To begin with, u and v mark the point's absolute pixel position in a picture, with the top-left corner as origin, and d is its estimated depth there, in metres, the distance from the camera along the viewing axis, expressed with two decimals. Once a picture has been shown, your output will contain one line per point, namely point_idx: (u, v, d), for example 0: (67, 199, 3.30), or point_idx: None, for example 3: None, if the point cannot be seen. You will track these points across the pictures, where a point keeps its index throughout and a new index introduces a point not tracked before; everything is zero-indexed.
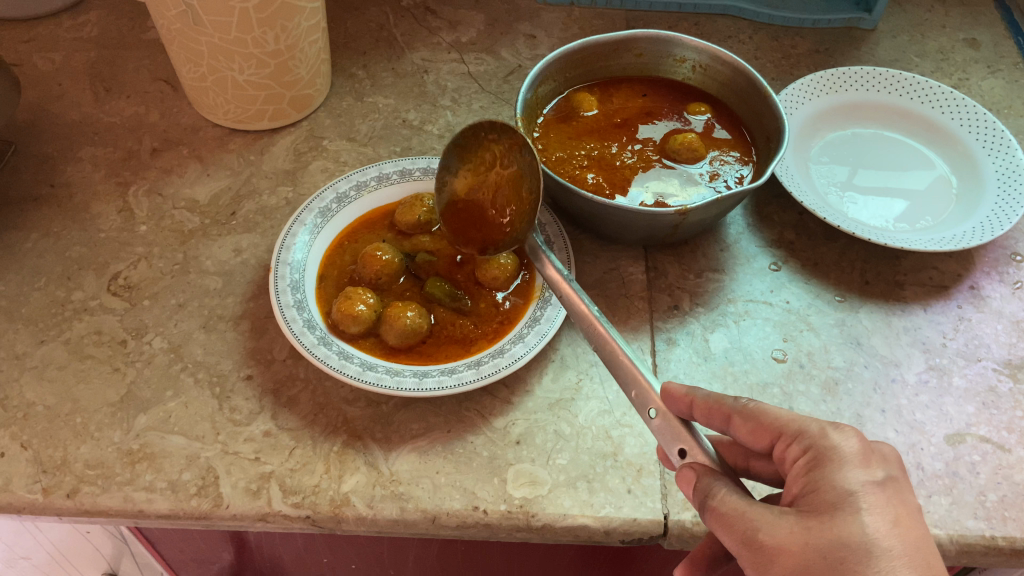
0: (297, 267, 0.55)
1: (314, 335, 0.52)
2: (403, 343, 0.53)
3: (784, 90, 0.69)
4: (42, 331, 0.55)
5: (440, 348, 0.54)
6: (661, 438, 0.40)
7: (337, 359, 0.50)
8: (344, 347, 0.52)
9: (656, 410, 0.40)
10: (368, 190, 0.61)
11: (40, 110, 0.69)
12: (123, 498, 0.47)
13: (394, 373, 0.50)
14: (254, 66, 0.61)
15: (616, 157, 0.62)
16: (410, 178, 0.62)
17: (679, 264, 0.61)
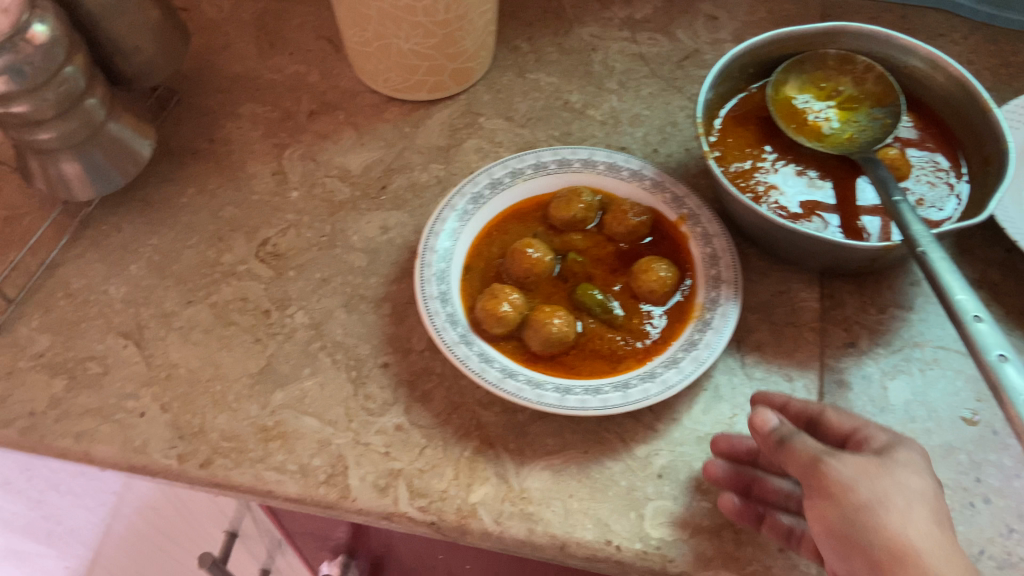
0: (443, 255, 0.53)
1: (455, 332, 0.49)
2: (546, 351, 0.49)
3: (1009, 103, 0.61)
4: (190, 291, 0.55)
5: (585, 361, 0.50)
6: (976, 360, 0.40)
7: (477, 362, 0.48)
8: (485, 349, 0.49)
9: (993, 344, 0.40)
10: (524, 177, 0.57)
11: (206, 60, 0.69)
12: (254, 475, 0.47)
13: (534, 385, 0.47)
14: (420, 35, 0.59)
15: (802, 167, 0.55)
16: (568, 169, 0.58)
17: (860, 295, 0.54)
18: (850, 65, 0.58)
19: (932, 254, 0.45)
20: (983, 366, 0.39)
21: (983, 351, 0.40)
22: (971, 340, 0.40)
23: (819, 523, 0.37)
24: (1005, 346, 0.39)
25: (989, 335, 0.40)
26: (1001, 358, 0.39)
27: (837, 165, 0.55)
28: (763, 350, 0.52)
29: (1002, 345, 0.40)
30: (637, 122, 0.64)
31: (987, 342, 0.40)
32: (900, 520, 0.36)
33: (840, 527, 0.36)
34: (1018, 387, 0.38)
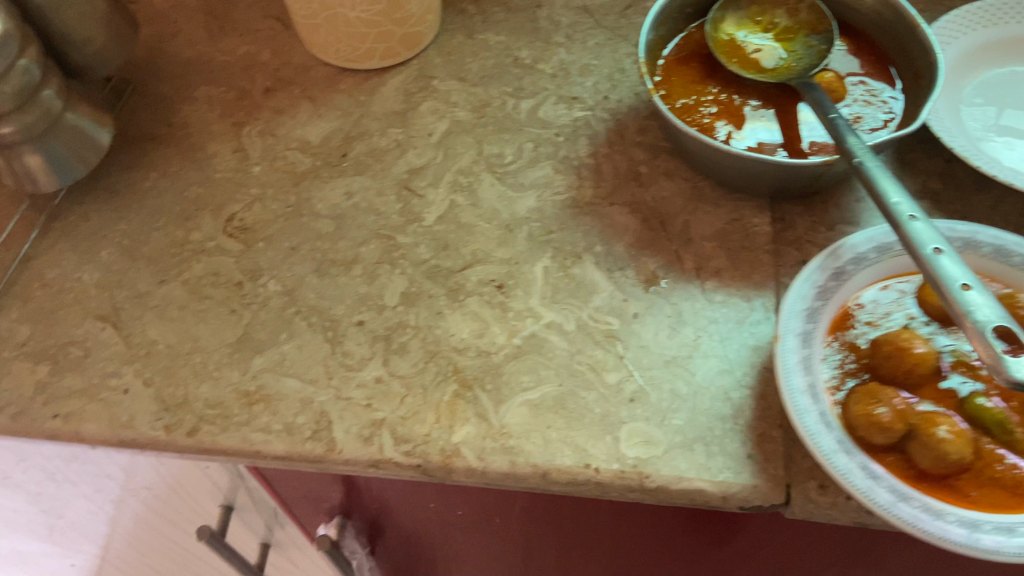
0: (805, 336, 0.46)
1: (833, 437, 0.42)
2: (937, 470, 0.41)
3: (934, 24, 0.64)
4: (162, 271, 0.56)
5: (982, 489, 0.41)
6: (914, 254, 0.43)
7: (861, 478, 0.41)
8: (868, 460, 0.41)
9: (933, 245, 0.42)
10: (892, 253, 0.49)
11: (157, 48, 0.69)
12: (240, 438, 0.49)
13: (924, 507, 0.40)
14: (365, 2, 0.60)
15: (745, 98, 0.57)
16: (976, 252, 0.48)
17: (810, 216, 0.57)
18: None
19: (872, 164, 0.47)
20: (921, 260, 0.42)
21: (920, 247, 0.42)
22: (907, 238, 0.43)
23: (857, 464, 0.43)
24: (940, 241, 0.42)
25: (924, 232, 0.43)
26: (936, 252, 0.42)
27: (778, 93, 0.57)
28: (722, 276, 0.54)
29: (937, 240, 0.42)
30: (587, 72, 0.66)
31: (924, 239, 0.43)
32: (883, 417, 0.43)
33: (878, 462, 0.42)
34: (954, 275, 0.41)
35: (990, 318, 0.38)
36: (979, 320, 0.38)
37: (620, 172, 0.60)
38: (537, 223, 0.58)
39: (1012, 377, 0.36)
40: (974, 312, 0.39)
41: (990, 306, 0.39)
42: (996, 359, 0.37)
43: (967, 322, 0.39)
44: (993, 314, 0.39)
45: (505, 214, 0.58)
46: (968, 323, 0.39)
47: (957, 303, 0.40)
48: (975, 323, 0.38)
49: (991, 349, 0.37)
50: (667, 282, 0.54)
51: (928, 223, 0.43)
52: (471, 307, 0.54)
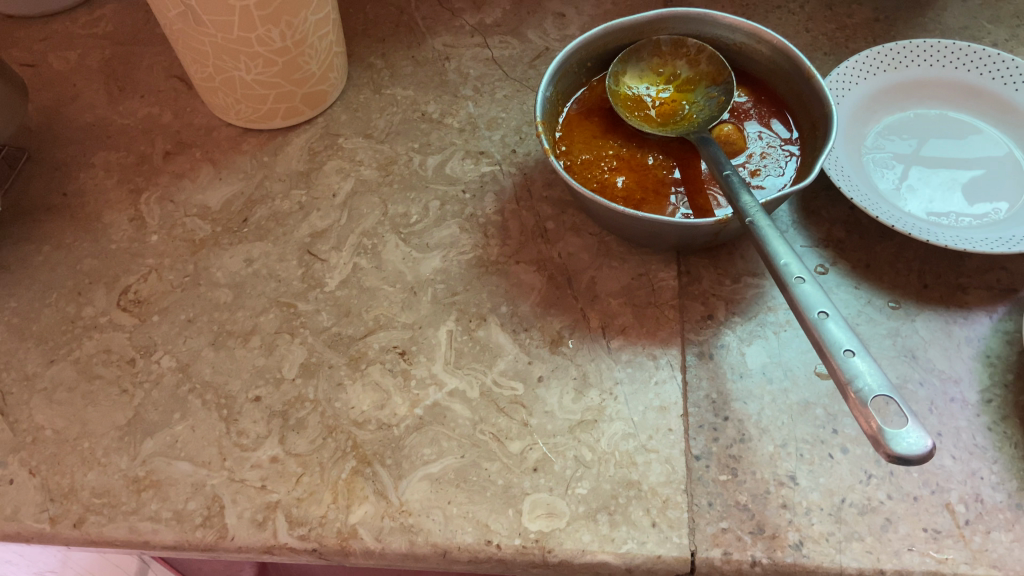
0: None
1: None
2: None
3: (835, 71, 0.63)
4: (51, 350, 0.54)
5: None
6: (801, 317, 0.42)
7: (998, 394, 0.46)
8: None
9: (818, 308, 0.42)
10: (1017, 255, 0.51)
11: (54, 112, 0.67)
12: (128, 528, 0.47)
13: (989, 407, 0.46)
14: (261, 65, 0.59)
15: (646, 152, 0.57)
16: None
17: (715, 268, 0.56)
18: (684, 48, 0.60)
19: (762, 223, 0.47)
20: (807, 324, 0.42)
21: (807, 311, 0.42)
22: (795, 301, 0.43)
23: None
24: (826, 303, 0.42)
25: (811, 295, 0.43)
26: (822, 315, 0.42)
27: (679, 147, 0.57)
28: (627, 334, 0.54)
29: (823, 303, 0.42)
30: (494, 125, 0.66)
31: (810, 302, 0.42)
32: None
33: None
34: (838, 340, 0.40)
35: (872, 387, 0.38)
36: (862, 389, 0.38)
37: (526, 229, 0.59)
38: (442, 284, 0.57)
39: (894, 451, 0.36)
40: (857, 379, 0.39)
41: (873, 373, 0.39)
42: (878, 431, 0.36)
43: (851, 391, 0.38)
44: (875, 382, 0.38)
45: (410, 277, 0.57)
46: (852, 392, 0.38)
47: (842, 369, 0.39)
48: (858, 393, 0.38)
49: (873, 421, 0.37)
50: (573, 342, 0.54)
51: (814, 284, 0.43)
52: (373, 376, 0.52)
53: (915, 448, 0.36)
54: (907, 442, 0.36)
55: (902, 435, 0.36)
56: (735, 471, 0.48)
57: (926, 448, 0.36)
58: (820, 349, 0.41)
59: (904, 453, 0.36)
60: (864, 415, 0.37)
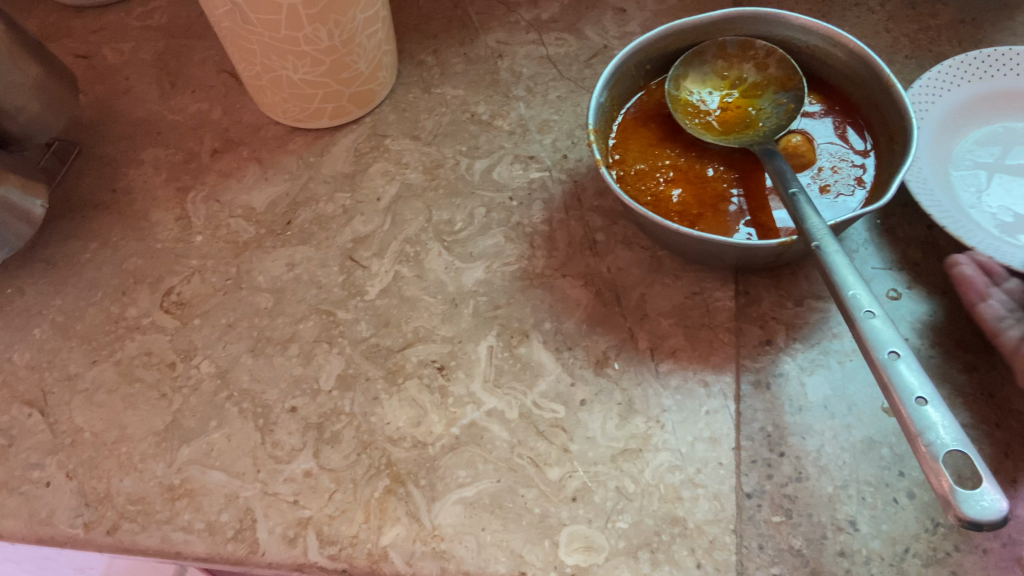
0: None
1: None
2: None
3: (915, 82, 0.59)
4: (94, 350, 0.54)
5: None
6: (869, 356, 0.39)
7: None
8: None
9: (888, 348, 0.38)
10: None
11: (107, 107, 0.67)
12: (160, 538, 0.46)
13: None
14: (308, 64, 0.57)
15: (706, 164, 0.54)
16: None
17: (777, 289, 0.53)
18: (751, 50, 0.56)
19: (831, 247, 0.43)
20: (876, 365, 0.38)
21: (876, 349, 0.39)
22: (864, 337, 0.39)
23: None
24: (897, 341, 0.38)
25: (882, 331, 0.39)
26: (892, 355, 0.38)
27: (741, 159, 0.53)
28: (678, 357, 0.51)
29: (895, 342, 0.39)
30: (546, 128, 0.63)
31: (879, 338, 0.39)
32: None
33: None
34: (910, 385, 0.37)
35: (945, 441, 0.35)
36: (934, 443, 0.35)
37: (575, 241, 0.57)
38: (485, 297, 0.55)
39: (965, 514, 0.33)
40: (929, 431, 0.35)
41: (947, 425, 0.35)
42: (949, 492, 0.33)
43: (921, 444, 0.35)
44: (950, 435, 0.35)
45: (452, 287, 0.55)
46: (922, 445, 0.35)
47: (912, 419, 0.36)
48: (929, 446, 0.35)
49: (944, 480, 0.34)
50: (619, 364, 0.51)
51: (886, 319, 0.40)
52: (410, 392, 0.51)
53: (990, 512, 0.33)
54: (982, 505, 0.33)
55: (976, 497, 0.33)
56: (788, 512, 0.45)
57: (1002, 512, 0.33)
58: (889, 393, 0.38)
59: (977, 517, 0.33)
60: (935, 472, 0.34)
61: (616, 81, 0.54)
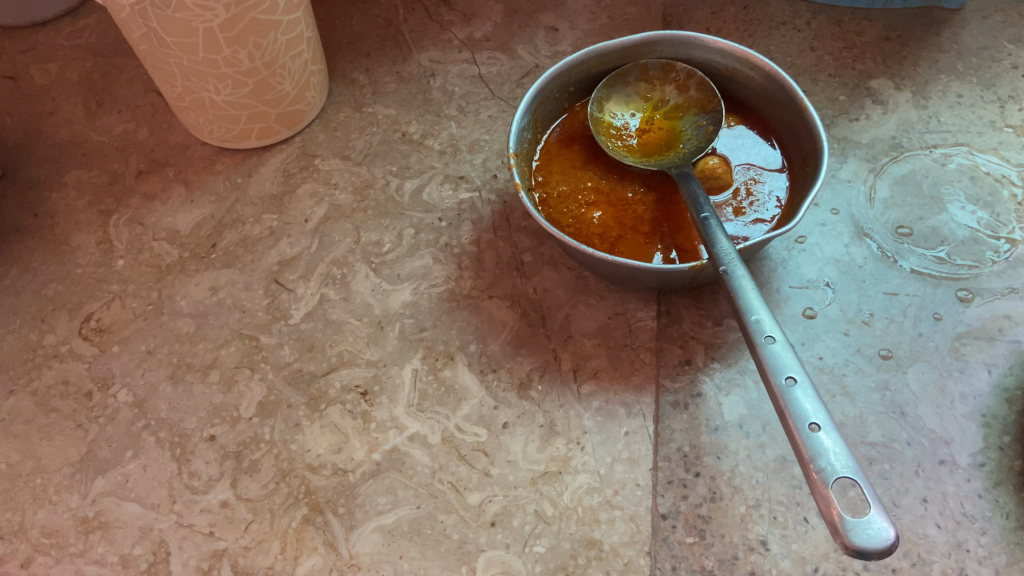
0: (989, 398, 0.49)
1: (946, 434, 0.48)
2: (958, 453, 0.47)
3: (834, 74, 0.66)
4: (11, 380, 0.53)
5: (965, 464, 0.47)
6: (767, 382, 0.39)
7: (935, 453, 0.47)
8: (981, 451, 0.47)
9: (785, 374, 0.39)
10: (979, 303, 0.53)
11: (32, 128, 0.66)
12: (73, 572, 0.46)
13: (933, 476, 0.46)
14: (230, 86, 0.57)
15: (627, 185, 0.54)
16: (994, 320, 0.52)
17: (697, 309, 0.54)
18: (673, 72, 0.56)
19: (737, 271, 0.44)
20: (774, 390, 0.39)
21: (774, 374, 0.39)
22: (763, 363, 0.40)
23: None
24: (795, 366, 0.39)
25: (781, 356, 0.39)
26: (789, 381, 0.38)
27: (661, 181, 0.54)
28: (599, 378, 0.51)
29: (793, 367, 0.39)
30: (476, 148, 0.63)
31: (778, 363, 0.39)
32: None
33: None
34: (805, 411, 0.37)
35: (836, 468, 0.35)
36: (825, 470, 0.35)
37: (502, 262, 0.57)
38: (410, 319, 0.55)
39: (852, 542, 0.33)
40: (821, 458, 0.36)
41: (839, 452, 0.36)
42: (837, 520, 0.34)
43: (813, 471, 0.35)
44: (840, 462, 0.35)
45: (378, 310, 0.55)
46: (814, 472, 0.35)
47: (806, 445, 0.36)
48: (820, 473, 0.35)
49: (833, 508, 0.34)
50: (542, 386, 0.51)
51: (786, 344, 0.40)
52: (332, 418, 0.51)
53: (876, 540, 0.33)
54: (868, 532, 0.33)
55: (864, 524, 0.33)
56: (703, 533, 0.45)
57: (888, 539, 0.33)
58: (786, 419, 0.38)
59: (864, 545, 0.33)
60: (825, 500, 0.34)
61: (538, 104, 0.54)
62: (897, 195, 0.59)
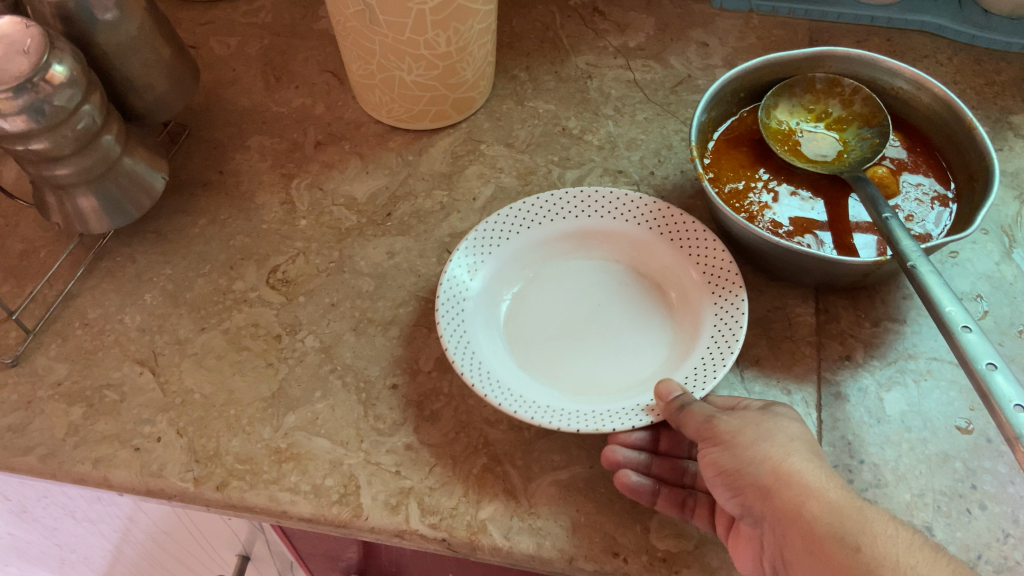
0: None
1: None
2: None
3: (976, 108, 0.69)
4: (202, 318, 0.57)
5: None
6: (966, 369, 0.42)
7: None
8: None
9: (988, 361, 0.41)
10: None
11: (215, 95, 0.71)
12: (268, 497, 0.49)
13: None
14: (423, 67, 0.61)
15: (794, 187, 0.57)
16: None
17: (854, 310, 0.56)
18: (839, 87, 0.60)
19: (925, 266, 0.46)
20: (974, 375, 0.41)
21: (973, 361, 0.42)
22: (961, 350, 0.42)
23: (709, 468, 0.43)
24: (994, 355, 0.41)
25: (977, 345, 0.42)
26: (990, 367, 0.41)
27: (828, 185, 0.57)
28: (761, 364, 0.54)
29: (991, 355, 0.41)
30: (633, 146, 0.67)
31: (977, 351, 0.42)
32: (779, 452, 0.42)
33: (729, 468, 0.42)
34: (1007, 394, 0.40)
35: None
36: None
37: None
38: None
39: None
40: None
41: None
42: None
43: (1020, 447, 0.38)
44: None
45: None
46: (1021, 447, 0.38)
47: (1010, 425, 0.39)
48: None
49: None
50: None
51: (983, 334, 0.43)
52: None
53: None
54: None
55: None
56: None
57: None
58: (985, 400, 0.40)
59: None
60: None
61: (713, 106, 0.58)
62: None
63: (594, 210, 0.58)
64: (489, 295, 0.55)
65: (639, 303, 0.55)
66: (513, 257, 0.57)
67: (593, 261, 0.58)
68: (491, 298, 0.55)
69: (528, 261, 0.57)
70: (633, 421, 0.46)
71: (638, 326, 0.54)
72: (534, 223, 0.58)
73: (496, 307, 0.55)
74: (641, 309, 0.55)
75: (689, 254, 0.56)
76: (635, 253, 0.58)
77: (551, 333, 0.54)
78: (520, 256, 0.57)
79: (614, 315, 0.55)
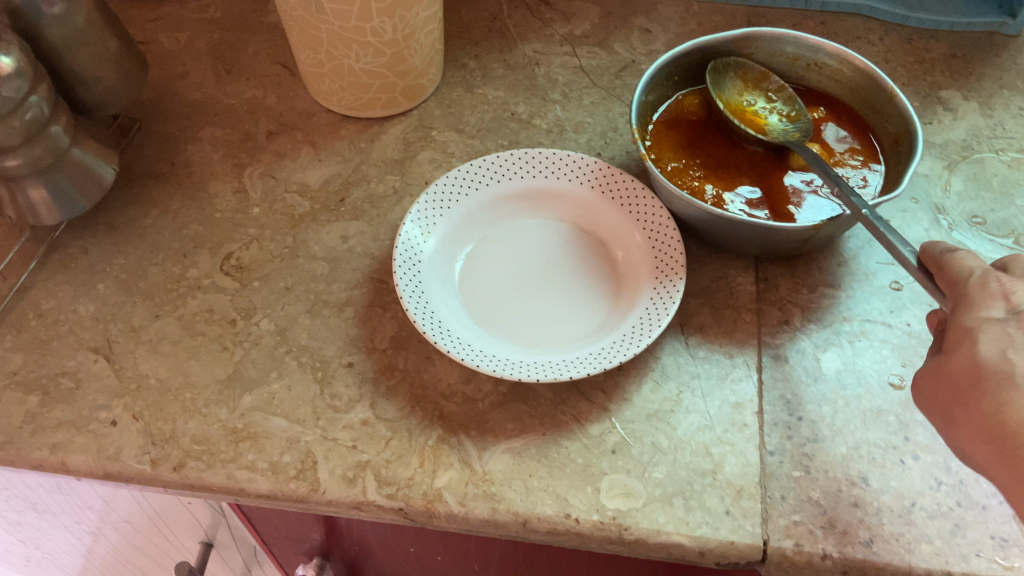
0: None
1: None
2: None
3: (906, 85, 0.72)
4: (157, 306, 0.57)
5: None
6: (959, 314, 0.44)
7: None
8: None
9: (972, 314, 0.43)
10: None
11: (165, 89, 0.71)
12: (226, 475, 0.49)
13: None
14: (371, 55, 0.62)
15: (732, 163, 0.59)
16: None
17: (793, 277, 0.58)
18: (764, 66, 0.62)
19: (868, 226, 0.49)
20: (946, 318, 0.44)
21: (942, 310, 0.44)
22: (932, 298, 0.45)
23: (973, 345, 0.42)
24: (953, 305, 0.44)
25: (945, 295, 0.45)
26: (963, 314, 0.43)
27: (763, 159, 0.59)
28: (705, 332, 0.56)
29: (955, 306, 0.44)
30: (580, 129, 0.68)
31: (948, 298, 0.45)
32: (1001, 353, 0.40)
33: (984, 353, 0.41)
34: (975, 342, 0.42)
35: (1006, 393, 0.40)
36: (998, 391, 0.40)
37: None
38: None
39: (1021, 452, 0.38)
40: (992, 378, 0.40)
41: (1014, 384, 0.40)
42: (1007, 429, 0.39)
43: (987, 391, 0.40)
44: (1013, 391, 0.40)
45: None
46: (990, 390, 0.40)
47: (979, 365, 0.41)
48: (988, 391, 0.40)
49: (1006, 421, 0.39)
50: None
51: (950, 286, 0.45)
52: None
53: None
54: None
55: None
56: (808, 468, 0.49)
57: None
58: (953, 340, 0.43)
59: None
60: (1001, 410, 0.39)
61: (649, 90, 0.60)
62: (971, 190, 0.64)
63: (541, 173, 0.61)
64: (442, 254, 0.57)
65: (584, 260, 0.58)
66: (465, 218, 0.59)
67: (541, 220, 0.61)
68: (445, 257, 0.57)
69: (479, 221, 0.60)
70: (583, 370, 0.49)
71: (586, 279, 0.57)
72: (485, 185, 0.60)
73: (449, 265, 0.57)
74: (587, 266, 0.58)
75: (629, 213, 0.59)
76: (581, 212, 0.61)
77: (502, 289, 0.56)
78: (471, 217, 0.59)
79: (563, 270, 0.58)
